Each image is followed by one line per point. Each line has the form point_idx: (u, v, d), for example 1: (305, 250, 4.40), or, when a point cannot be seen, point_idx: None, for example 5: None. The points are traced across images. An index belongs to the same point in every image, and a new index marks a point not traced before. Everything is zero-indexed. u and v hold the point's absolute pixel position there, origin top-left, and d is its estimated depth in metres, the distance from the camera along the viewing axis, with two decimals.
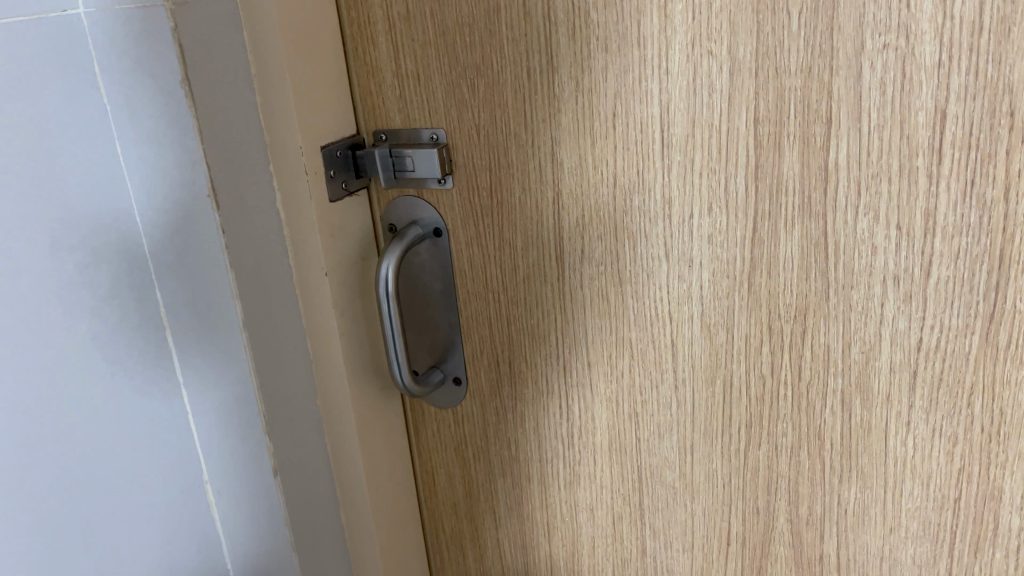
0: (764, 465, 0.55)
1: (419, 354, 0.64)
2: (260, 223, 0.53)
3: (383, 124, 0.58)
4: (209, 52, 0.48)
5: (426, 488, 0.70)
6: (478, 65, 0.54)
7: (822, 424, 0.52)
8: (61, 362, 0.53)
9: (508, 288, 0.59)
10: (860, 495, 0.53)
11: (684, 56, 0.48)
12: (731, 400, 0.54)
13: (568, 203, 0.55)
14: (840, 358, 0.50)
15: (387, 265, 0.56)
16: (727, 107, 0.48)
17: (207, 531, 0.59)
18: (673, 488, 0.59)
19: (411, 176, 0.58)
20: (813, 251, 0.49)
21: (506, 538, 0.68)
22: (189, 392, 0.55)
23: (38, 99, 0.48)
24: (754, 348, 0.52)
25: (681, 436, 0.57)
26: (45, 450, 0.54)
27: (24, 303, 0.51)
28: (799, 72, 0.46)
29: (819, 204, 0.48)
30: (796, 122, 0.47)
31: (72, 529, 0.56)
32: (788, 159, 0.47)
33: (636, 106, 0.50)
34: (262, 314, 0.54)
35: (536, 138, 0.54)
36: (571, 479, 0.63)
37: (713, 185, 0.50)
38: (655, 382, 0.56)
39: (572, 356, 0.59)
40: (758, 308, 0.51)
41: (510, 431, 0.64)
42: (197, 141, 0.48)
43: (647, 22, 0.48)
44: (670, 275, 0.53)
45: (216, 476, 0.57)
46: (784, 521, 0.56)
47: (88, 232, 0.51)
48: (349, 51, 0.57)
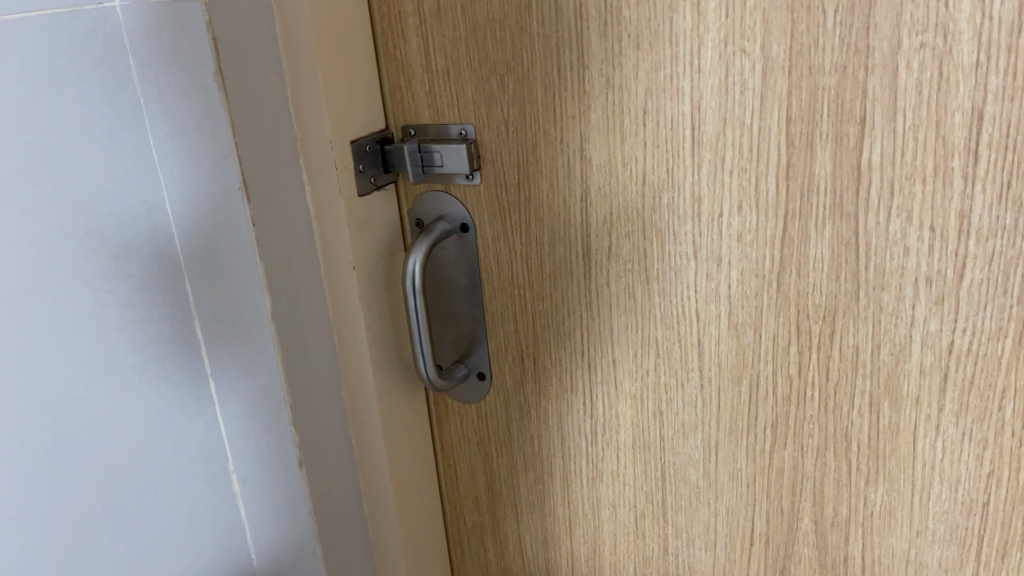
0: (790, 465, 0.55)
1: (444, 348, 0.64)
2: (290, 216, 0.54)
3: (412, 119, 0.59)
4: (242, 45, 0.48)
5: (448, 482, 0.70)
6: (508, 61, 0.54)
7: (849, 426, 0.52)
8: (92, 349, 0.54)
9: (534, 284, 0.59)
10: (887, 497, 0.52)
11: (717, 54, 0.48)
12: (757, 399, 0.54)
13: (596, 200, 0.55)
14: (869, 360, 0.50)
15: (414, 259, 0.56)
16: (759, 105, 0.48)
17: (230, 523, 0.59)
18: (697, 486, 0.59)
19: (439, 172, 0.58)
20: (844, 251, 0.48)
21: (527, 533, 0.68)
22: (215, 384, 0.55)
23: (73, 91, 0.49)
24: (782, 348, 0.52)
25: (706, 435, 0.57)
26: (72, 437, 0.57)
27: (52, 293, 0.54)
28: (833, 70, 0.45)
29: (851, 204, 0.47)
30: (829, 121, 0.46)
31: (98, 515, 0.59)
32: (821, 159, 0.47)
33: (667, 103, 0.50)
34: (290, 307, 0.54)
35: (566, 134, 0.54)
36: (594, 476, 0.63)
37: (743, 184, 0.50)
38: (681, 380, 0.56)
39: (597, 353, 0.59)
40: (787, 308, 0.51)
41: (534, 426, 0.64)
42: (229, 134, 0.48)
43: (680, 19, 0.48)
44: (698, 273, 0.53)
45: (244, 473, 0.57)
46: (808, 521, 0.56)
47: (121, 224, 0.52)
48: (379, 46, 0.58)
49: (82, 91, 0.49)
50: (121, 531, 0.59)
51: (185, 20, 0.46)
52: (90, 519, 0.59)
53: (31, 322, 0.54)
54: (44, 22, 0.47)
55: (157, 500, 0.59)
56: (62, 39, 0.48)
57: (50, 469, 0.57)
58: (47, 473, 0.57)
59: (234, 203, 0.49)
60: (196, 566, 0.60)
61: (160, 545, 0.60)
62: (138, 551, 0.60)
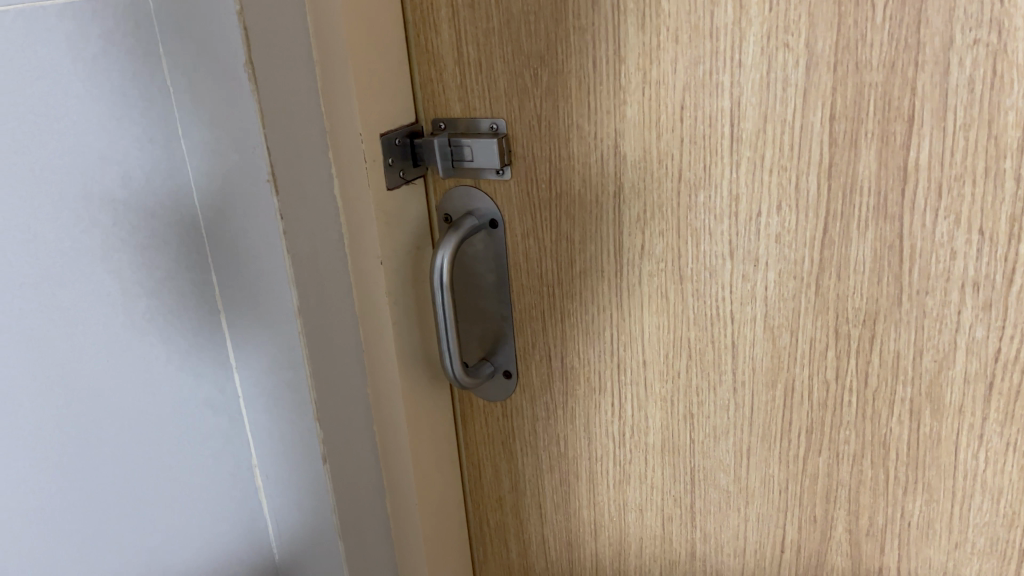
0: (824, 473, 0.53)
1: (471, 345, 0.64)
2: (319, 209, 0.53)
3: (442, 112, 0.58)
4: (273, 35, 0.48)
5: (472, 481, 0.69)
6: (542, 54, 0.53)
7: (888, 433, 0.50)
8: (120, 339, 0.53)
9: (563, 282, 0.58)
10: (925, 507, 0.51)
11: (759, 48, 0.46)
12: (792, 404, 0.53)
13: (629, 197, 0.54)
14: (911, 367, 0.48)
15: (442, 255, 0.56)
16: (801, 102, 0.46)
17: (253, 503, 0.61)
18: (727, 491, 0.58)
19: (469, 167, 0.57)
20: (887, 253, 0.47)
21: (551, 534, 0.67)
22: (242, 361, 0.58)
23: (106, 81, 0.50)
24: (819, 352, 0.51)
25: (737, 439, 0.56)
26: (95, 433, 0.53)
27: (74, 280, 0.51)
28: (881, 67, 0.44)
29: (895, 206, 0.46)
30: (875, 119, 0.45)
31: (108, 517, 0.55)
32: (865, 159, 0.46)
33: (706, 99, 0.49)
34: (318, 300, 0.54)
35: (600, 129, 0.53)
36: (621, 478, 0.62)
37: (783, 183, 0.48)
38: (713, 383, 0.55)
39: (627, 353, 0.58)
40: (825, 311, 0.50)
41: (560, 427, 0.63)
42: (258, 124, 0.48)
43: (721, 12, 0.47)
44: (734, 273, 0.52)
45: (265, 453, 0.60)
46: (842, 530, 0.54)
47: (149, 212, 0.53)
48: (411, 38, 0.57)
49: (112, 79, 0.50)
50: (129, 532, 0.56)
51: (212, 13, 0.46)
52: (99, 523, 0.55)
53: (54, 310, 0.51)
54: (76, 8, 0.48)
55: (177, 495, 0.58)
56: (92, 26, 0.49)
57: (64, 472, 0.53)
58: (61, 475, 0.53)
59: (264, 193, 0.49)
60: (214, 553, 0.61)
61: (170, 544, 0.58)
62: (145, 553, 0.57)
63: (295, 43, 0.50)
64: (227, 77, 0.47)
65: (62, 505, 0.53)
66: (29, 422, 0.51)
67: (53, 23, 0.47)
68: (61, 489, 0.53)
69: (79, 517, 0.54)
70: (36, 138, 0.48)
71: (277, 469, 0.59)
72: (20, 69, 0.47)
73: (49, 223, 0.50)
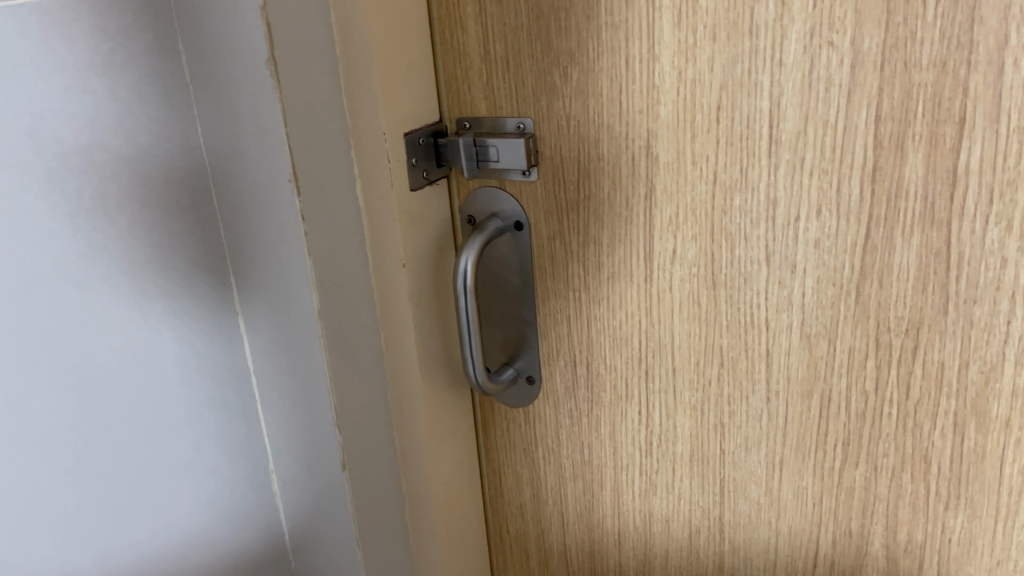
0: (861, 486, 0.52)
1: (493, 350, 0.62)
2: (339, 209, 0.52)
3: (467, 111, 0.56)
4: (296, 32, 0.47)
5: (492, 488, 0.68)
6: (572, 52, 0.51)
7: (930, 447, 0.48)
8: (138, 343, 0.53)
9: (590, 286, 0.57)
10: (967, 523, 0.49)
11: (802, 47, 0.45)
12: (828, 416, 0.51)
13: (661, 200, 0.52)
14: (955, 378, 0.46)
15: (466, 258, 0.54)
16: (845, 103, 0.45)
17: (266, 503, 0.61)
18: (758, 503, 0.56)
19: (494, 167, 0.55)
20: (933, 261, 0.45)
21: (573, 543, 0.66)
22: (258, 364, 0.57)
23: (123, 79, 0.49)
24: (858, 362, 0.49)
25: (770, 450, 0.54)
26: (106, 435, 0.54)
27: (90, 283, 0.51)
28: (931, 66, 0.42)
29: (943, 211, 0.44)
30: (924, 121, 0.43)
31: (121, 516, 0.56)
32: (912, 162, 0.44)
33: (744, 99, 0.47)
34: (338, 302, 0.53)
35: (631, 129, 0.51)
36: (647, 488, 0.60)
37: (824, 186, 0.47)
38: (746, 392, 0.53)
39: (655, 361, 0.56)
40: (865, 320, 0.48)
41: (585, 434, 0.61)
42: (281, 123, 0.47)
43: (762, 9, 0.45)
44: (770, 280, 0.50)
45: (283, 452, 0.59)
46: (879, 546, 0.52)
47: (166, 212, 0.52)
48: (436, 34, 0.55)
49: (131, 75, 0.49)
50: (143, 530, 0.57)
51: (236, 11, 0.45)
52: (112, 521, 0.55)
53: (67, 312, 0.51)
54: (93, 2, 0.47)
55: (192, 496, 0.58)
56: (110, 21, 0.48)
57: (74, 467, 0.53)
58: (72, 473, 0.53)
59: (286, 194, 0.49)
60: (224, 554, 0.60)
61: (185, 544, 0.58)
62: (160, 552, 0.58)
63: (317, 40, 0.49)
64: (249, 75, 0.47)
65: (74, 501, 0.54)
66: (39, 422, 0.52)
67: (69, 18, 0.47)
68: (73, 487, 0.54)
69: (92, 515, 0.55)
70: (52, 138, 0.48)
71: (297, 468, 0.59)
72: (37, 66, 0.47)
73: (64, 225, 0.49)
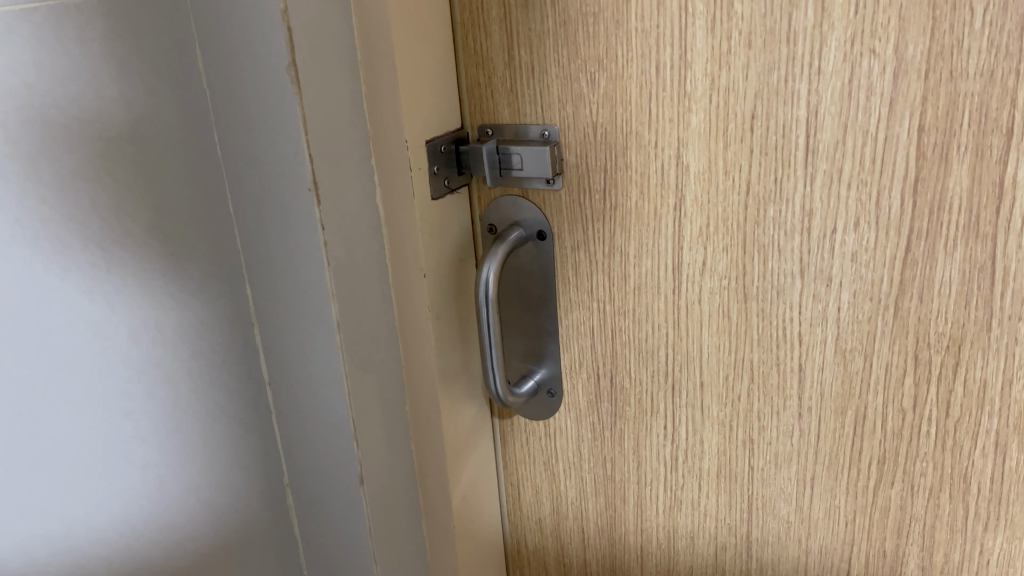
0: (896, 506, 0.50)
1: (513, 361, 0.61)
2: (359, 218, 0.51)
3: (490, 118, 0.54)
4: (319, 37, 0.46)
5: (510, 502, 0.66)
6: (600, 58, 0.50)
7: (970, 467, 0.47)
8: (156, 358, 0.51)
9: (615, 298, 0.55)
10: (1007, 545, 0.48)
11: (841, 55, 0.43)
12: (862, 434, 0.50)
13: (691, 210, 0.50)
14: (998, 397, 0.45)
15: (488, 268, 0.52)
16: (887, 113, 0.43)
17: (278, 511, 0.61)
18: (787, 521, 0.55)
19: (517, 176, 0.54)
20: (977, 276, 0.44)
21: (593, 559, 0.64)
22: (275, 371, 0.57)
23: (142, 86, 0.48)
24: (895, 378, 0.48)
25: (801, 467, 0.53)
26: (122, 453, 0.51)
27: (107, 293, 0.48)
28: (978, 75, 0.41)
29: (988, 224, 0.43)
30: (969, 132, 0.42)
31: (133, 539, 0.52)
32: (956, 174, 0.42)
33: (780, 108, 0.46)
34: (358, 312, 0.52)
35: (661, 138, 0.50)
36: (672, 504, 0.59)
37: (863, 198, 0.45)
38: (777, 408, 0.52)
39: (682, 375, 0.55)
40: (904, 335, 0.46)
41: (607, 448, 0.60)
42: (302, 131, 0.46)
43: (800, 15, 0.43)
44: (804, 293, 0.49)
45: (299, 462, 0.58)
46: (914, 567, 0.51)
47: (183, 222, 0.51)
48: (458, 39, 0.53)
49: (147, 82, 0.48)
50: (156, 554, 0.54)
51: (256, 15, 0.44)
52: (124, 547, 0.52)
53: (82, 325, 0.48)
54: (111, 5, 0.46)
55: (205, 515, 0.56)
56: (127, 25, 0.46)
57: (88, 489, 0.50)
58: (85, 495, 0.50)
59: (305, 203, 0.47)
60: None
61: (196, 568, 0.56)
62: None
63: (340, 45, 0.47)
64: (269, 81, 0.46)
65: (86, 525, 0.51)
66: (52, 442, 0.48)
67: (87, 20, 0.45)
68: (86, 510, 0.50)
69: (105, 539, 0.51)
70: (68, 143, 0.46)
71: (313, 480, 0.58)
72: (52, 69, 0.44)
73: (79, 233, 0.47)
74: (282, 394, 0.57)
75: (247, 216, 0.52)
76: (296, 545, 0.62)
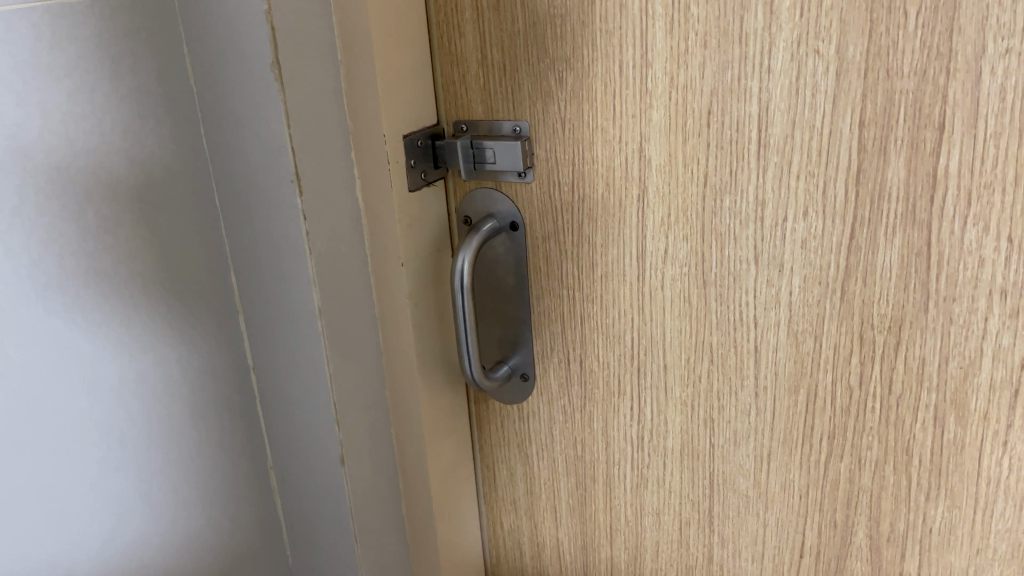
0: (846, 478, 0.53)
1: (488, 348, 0.63)
2: (340, 210, 0.53)
3: (464, 114, 0.57)
4: (301, 37, 0.48)
5: (486, 484, 0.69)
6: (567, 58, 0.53)
7: (911, 440, 0.50)
8: (141, 343, 0.53)
9: (584, 285, 0.58)
10: (948, 514, 0.51)
11: (789, 54, 0.46)
12: (813, 411, 0.53)
13: (653, 201, 0.54)
14: (936, 373, 0.48)
15: (463, 257, 0.55)
16: (831, 108, 0.46)
17: (265, 495, 0.63)
18: (746, 496, 0.58)
19: (490, 169, 0.57)
20: (914, 260, 0.47)
21: (565, 537, 0.67)
22: (260, 358, 0.59)
23: (131, 83, 0.50)
24: (843, 358, 0.51)
25: (758, 444, 0.56)
26: (115, 435, 0.53)
27: (95, 282, 0.51)
28: (913, 74, 0.44)
29: (924, 213, 0.46)
30: (905, 126, 0.45)
31: (126, 519, 0.55)
32: (894, 165, 0.46)
33: (733, 105, 0.49)
34: (338, 300, 0.54)
35: (625, 133, 0.53)
36: (638, 482, 0.62)
37: (810, 188, 0.48)
38: (735, 387, 0.55)
39: (647, 358, 0.58)
40: (850, 317, 0.50)
41: (578, 430, 0.63)
42: (285, 126, 0.48)
43: (751, 17, 0.47)
44: (758, 278, 0.52)
45: (283, 447, 0.61)
46: (862, 536, 0.54)
47: (173, 214, 0.54)
48: (434, 39, 0.56)
49: (139, 79, 0.51)
50: (146, 534, 0.56)
51: (242, 17, 0.47)
52: (117, 525, 0.55)
53: (77, 313, 0.50)
54: (104, 6, 0.48)
55: (192, 496, 0.58)
56: (119, 25, 0.49)
57: (78, 472, 0.52)
58: (73, 477, 0.52)
59: (289, 195, 0.50)
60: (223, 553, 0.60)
61: (182, 547, 0.58)
62: (161, 557, 0.57)
63: (321, 45, 0.50)
64: (255, 78, 0.48)
65: (80, 505, 0.53)
66: (43, 426, 0.50)
67: (80, 20, 0.47)
68: (75, 491, 0.52)
69: (94, 518, 0.53)
70: (65, 139, 0.48)
71: (297, 464, 0.60)
72: (48, 67, 0.47)
73: (73, 224, 0.49)
74: (266, 380, 0.60)
75: (233, 210, 0.55)
76: (280, 527, 0.65)
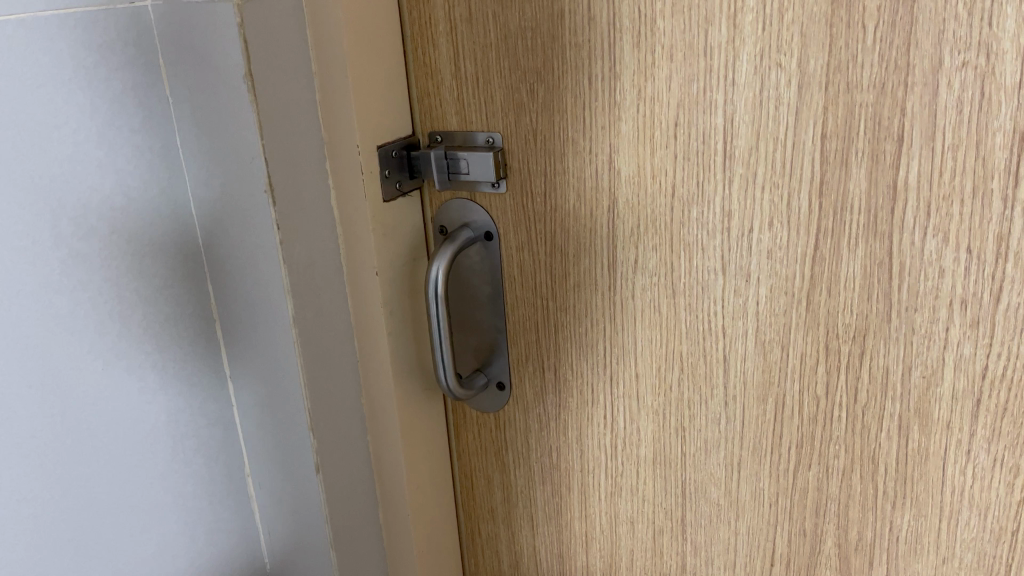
0: (814, 486, 0.54)
1: (465, 357, 0.64)
2: (316, 220, 0.54)
3: (439, 125, 0.58)
4: (273, 48, 0.48)
5: (464, 493, 0.69)
6: (538, 69, 0.53)
7: (877, 448, 0.51)
8: (117, 350, 0.54)
9: (557, 294, 0.59)
10: (914, 522, 0.51)
11: (752, 67, 0.47)
12: (782, 420, 0.53)
13: (623, 211, 0.54)
14: (899, 383, 0.49)
15: (437, 266, 0.55)
16: (793, 120, 0.47)
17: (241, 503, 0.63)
18: (718, 505, 0.58)
19: (465, 179, 0.57)
20: (876, 271, 0.48)
21: (542, 545, 0.68)
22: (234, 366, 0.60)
23: (107, 94, 0.51)
24: (809, 367, 0.51)
25: (728, 453, 0.56)
26: (87, 441, 0.54)
27: (70, 288, 0.51)
28: (872, 87, 0.45)
29: (884, 223, 0.47)
30: (865, 138, 0.46)
31: (102, 525, 0.55)
32: (855, 177, 0.46)
33: (699, 116, 0.50)
34: (313, 309, 0.54)
35: (595, 145, 0.54)
36: (612, 490, 0.62)
37: (775, 199, 0.49)
38: (705, 396, 0.56)
39: (620, 367, 0.58)
40: (815, 326, 0.50)
41: (553, 439, 0.63)
42: (257, 136, 0.48)
43: (715, 31, 0.47)
44: (726, 288, 0.52)
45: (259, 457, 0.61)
46: (832, 544, 0.55)
47: (148, 222, 0.54)
48: (409, 52, 0.57)
49: (113, 90, 0.51)
50: (121, 539, 0.56)
51: (216, 27, 0.47)
52: (93, 531, 0.55)
53: (50, 318, 0.51)
54: (77, 18, 0.49)
55: (170, 500, 0.58)
56: (93, 36, 0.50)
57: (54, 476, 0.53)
58: (48, 480, 0.53)
59: (262, 205, 0.50)
60: (201, 557, 0.61)
61: (159, 551, 0.58)
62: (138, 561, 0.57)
63: (294, 55, 0.50)
64: (228, 87, 0.48)
65: (54, 509, 0.53)
66: (19, 429, 0.51)
67: (54, 34, 0.48)
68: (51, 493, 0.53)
69: (69, 520, 0.54)
70: (37, 146, 0.49)
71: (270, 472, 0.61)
72: (22, 79, 0.48)
73: (46, 231, 0.50)
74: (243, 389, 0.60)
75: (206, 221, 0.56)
76: None
